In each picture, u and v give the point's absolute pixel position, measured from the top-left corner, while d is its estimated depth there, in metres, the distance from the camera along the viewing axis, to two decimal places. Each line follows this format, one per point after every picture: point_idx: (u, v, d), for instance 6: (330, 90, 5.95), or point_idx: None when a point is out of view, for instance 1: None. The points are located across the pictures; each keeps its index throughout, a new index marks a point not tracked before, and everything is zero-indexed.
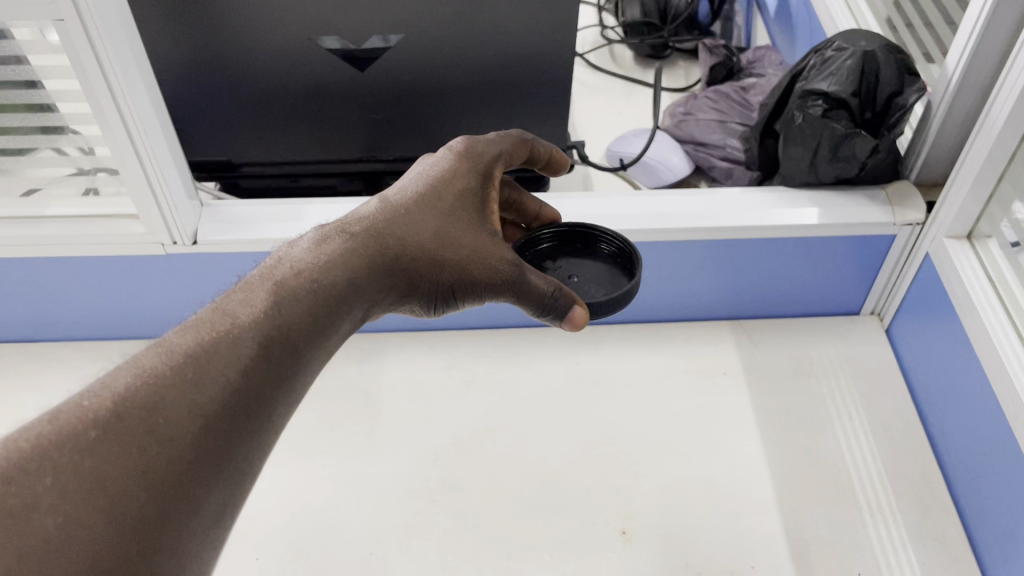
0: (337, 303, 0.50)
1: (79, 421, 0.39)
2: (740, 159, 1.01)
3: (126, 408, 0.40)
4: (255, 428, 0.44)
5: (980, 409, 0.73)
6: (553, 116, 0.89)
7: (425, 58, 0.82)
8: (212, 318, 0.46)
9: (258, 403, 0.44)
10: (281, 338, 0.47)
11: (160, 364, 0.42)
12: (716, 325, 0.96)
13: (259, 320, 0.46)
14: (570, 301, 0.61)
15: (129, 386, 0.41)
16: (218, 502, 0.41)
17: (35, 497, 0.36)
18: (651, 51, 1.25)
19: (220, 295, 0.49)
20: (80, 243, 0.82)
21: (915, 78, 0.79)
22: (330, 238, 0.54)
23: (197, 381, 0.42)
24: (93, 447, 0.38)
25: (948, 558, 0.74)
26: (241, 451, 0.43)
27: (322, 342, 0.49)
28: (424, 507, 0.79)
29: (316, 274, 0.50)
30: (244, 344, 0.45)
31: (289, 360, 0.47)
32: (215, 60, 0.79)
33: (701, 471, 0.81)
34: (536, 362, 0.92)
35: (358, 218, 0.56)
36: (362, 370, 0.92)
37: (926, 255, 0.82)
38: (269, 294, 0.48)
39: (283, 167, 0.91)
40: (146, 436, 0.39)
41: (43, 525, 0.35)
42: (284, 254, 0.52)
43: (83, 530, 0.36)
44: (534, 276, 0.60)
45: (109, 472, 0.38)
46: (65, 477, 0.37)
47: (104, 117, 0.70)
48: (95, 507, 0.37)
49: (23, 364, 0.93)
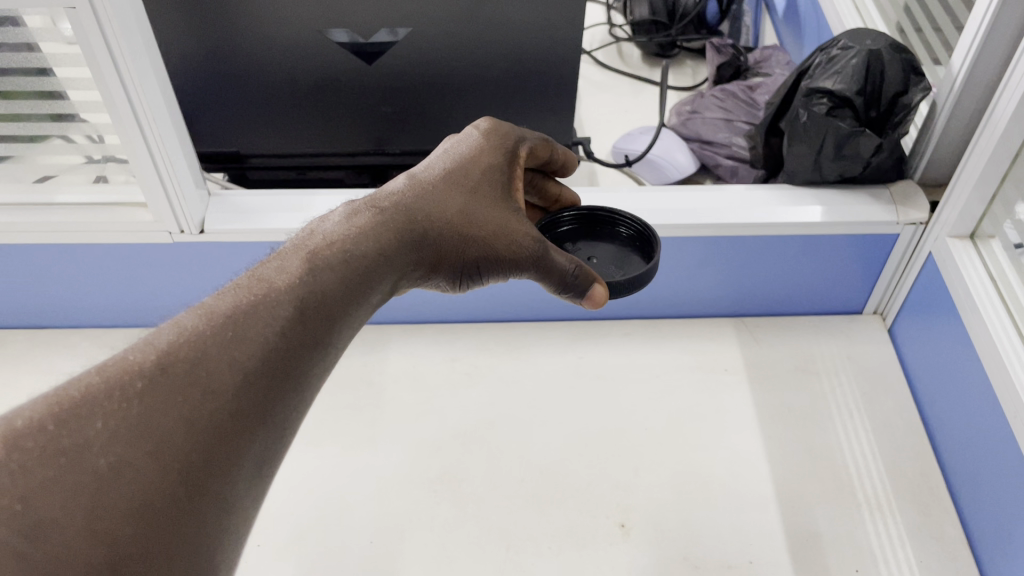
0: (369, 273, 0.52)
1: (127, 372, 0.40)
2: (746, 157, 1.01)
3: (170, 361, 0.41)
4: (292, 386, 0.45)
5: (981, 408, 0.74)
6: (559, 111, 0.90)
7: (433, 52, 0.82)
8: (250, 283, 0.47)
9: (295, 363, 0.45)
10: (315, 304, 0.47)
11: (200, 323, 0.43)
12: (719, 322, 0.96)
13: (295, 285, 0.47)
14: (589, 278, 0.63)
15: (172, 342, 0.42)
16: (260, 453, 0.42)
17: (87, 439, 0.37)
18: (659, 49, 1.26)
19: (256, 262, 0.50)
20: (89, 230, 0.83)
21: (920, 77, 0.80)
22: (361, 211, 0.55)
23: (236, 340, 0.43)
24: (140, 396, 0.39)
25: (946, 555, 0.74)
26: (279, 407, 0.43)
27: (356, 310, 0.50)
28: (424, 497, 0.80)
29: (349, 245, 0.52)
30: (281, 306, 0.46)
31: (324, 325, 0.47)
32: (224, 49, 0.80)
33: (702, 465, 0.82)
34: (539, 355, 0.93)
35: (387, 193, 0.57)
36: (366, 361, 0.92)
37: (929, 255, 0.83)
38: (304, 262, 0.49)
39: (292, 158, 0.92)
40: (190, 388, 0.40)
41: (94, 464, 0.36)
42: (316, 225, 0.53)
43: (134, 470, 0.36)
44: (556, 254, 0.62)
45: (157, 419, 0.38)
46: (115, 422, 0.37)
47: (115, 107, 0.72)
48: (144, 452, 0.37)
49: (29, 350, 0.94)
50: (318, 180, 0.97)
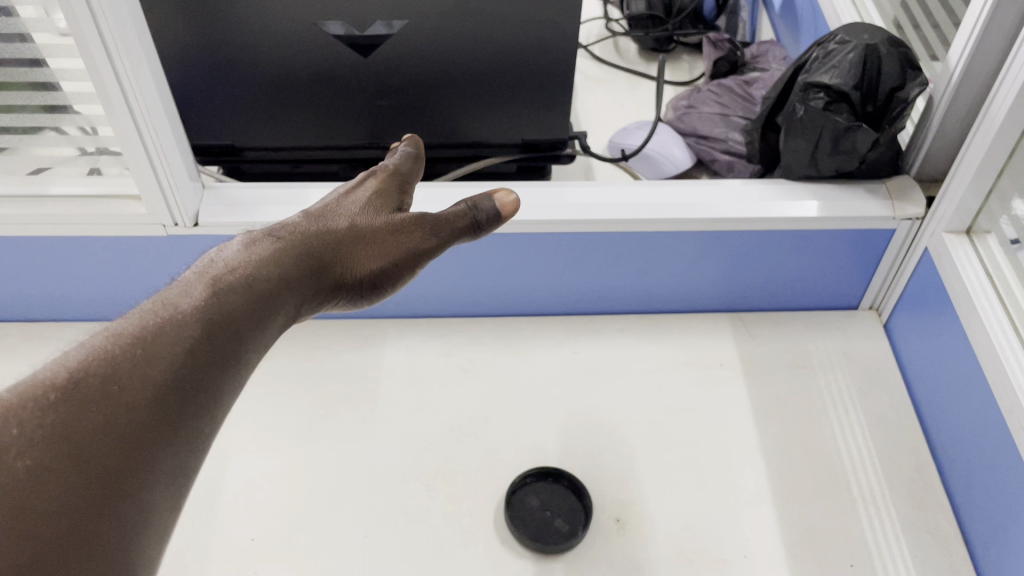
0: (271, 294, 0.54)
1: (40, 386, 0.42)
2: (742, 152, 1.01)
3: (78, 377, 0.43)
4: (202, 400, 0.47)
5: (976, 405, 0.74)
6: (556, 104, 0.89)
7: (429, 45, 0.82)
8: (151, 308, 0.49)
9: (206, 378, 0.47)
10: (220, 321, 0.50)
11: (107, 342, 0.46)
12: (715, 317, 0.96)
13: (198, 305, 0.50)
14: (487, 198, 0.64)
15: (82, 361, 0.44)
16: (174, 464, 0.44)
17: (5, 443, 0.39)
18: (655, 44, 1.24)
19: (158, 291, 0.53)
20: (83, 223, 0.82)
21: (916, 72, 0.80)
22: (259, 240, 0.58)
23: (146, 356, 0.46)
24: (53, 406, 0.41)
25: (940, 550, 0.74)
26: (192, 419, 0.46)
27: (262, 330, 0.53)
28: (420, 491, 0.80)
29: (250, 270, 0.54)
30: (187, 326, 0.48)
31: (230, 341, 0.50)
32: (218, 40, 0.80)
33: (697, 461, 0.82)
34: (535, 350, 0.93)
35: (283, 225, 0.60)
36: (361, 355, 0.92)
37: (926, 251, 0.83)
38: (207, 286, 0.52)
39: (286, 152, 0.92)
40: (101, 398, 0.43)
41: (10, 465, 0.38)
42: (217, 255, 0.56)
43: (52, 472, 0.39)
44: (444, 211, 0.64)
45: (71, 426, 0.41)
46: (32, 428, 0.40)
47: (107, 99, 0.71)
48: (62, 454, 0.40)
49: (23, 343, 0.94)
50: (314, 173, 0.96)
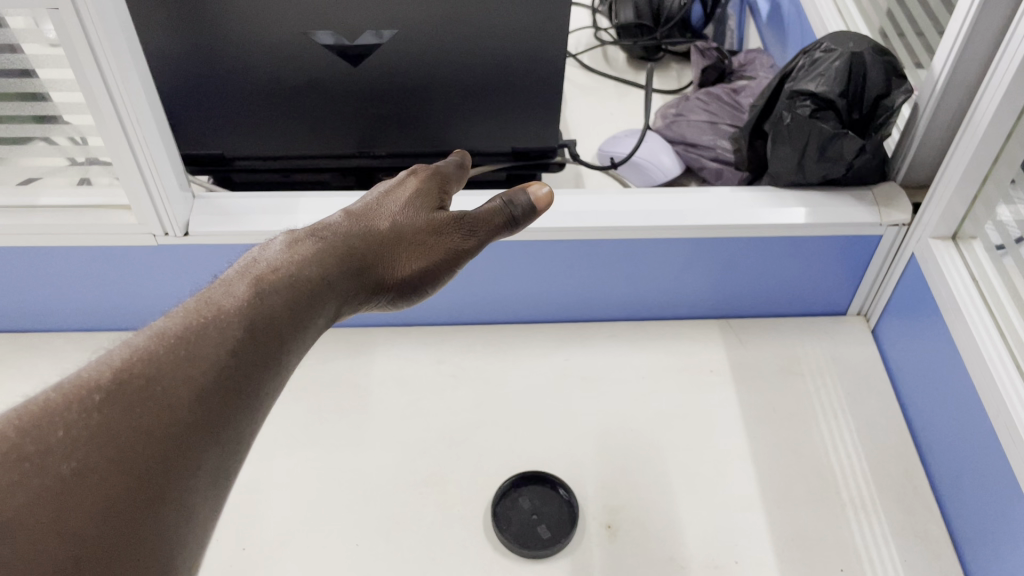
0: (314, 296, 0.54)
1: (85, 387, 0.42)
2: (730, 159, 1.02)
3: (124, 377, 0.43)
4: (244, 402, 0.47)
5: (963, 408, 0.74)
6: (545, 113, 0.90)
7: (418, 56, 0.82)
8: (197, 305, 0.50)
9: (247, 380, 0.47)
10: (263, 324, 0.50)
11: (151, 342, 0.46)
12: (705, 323, 0.96)
13: (240, 305, 0.50)
14: (522, 192, 0.65)
15: (126, 360, 0.44)
16: (216, 466, 0.44)
17: (49, 445, 0.39)
18: (643, 53, 1.25)
19: (202, 289, 0.53)
20: (73, 234, 0.82)
21: (901, 80, 0.81)
22: (301, 240, 0.58)
23: (189, 358, 0.46)
24: (98, 407, 0.42)
25: (929, 554, 0.75)
26: (234, 421, 0.46)
27: (304, 332, 0.53)
28: (409, 499, 0.79)
29: (292, 270, 0.55)
30: (232, 327, 0.49)
31: (271, 343, 0.50)
32: (209, 50, 0.80)
33: (688, 467, 0.82)
34: (525, 358, 0.93)
35: (324, 224, 0.61)
36: (351, 364, 0.92)
37: (912, 257, 0.83)
38: (250, 285, 0.52)
39: (277, 161, 0.92)
40: (145, 401, 0.43)
41: (57, 468, 0.39)
42: (259, 255, 0.57)
43: (96, 474, 0.39)
44: (481, 210, 0.64)
45: (115, 429, 0.41)
46: (76, 429, 0.40)
47: (99, 110, 0.71)
48: (104, 457, 0.40)
49: (13, 353, 0.94)
50: (305, 182, 0.97)
